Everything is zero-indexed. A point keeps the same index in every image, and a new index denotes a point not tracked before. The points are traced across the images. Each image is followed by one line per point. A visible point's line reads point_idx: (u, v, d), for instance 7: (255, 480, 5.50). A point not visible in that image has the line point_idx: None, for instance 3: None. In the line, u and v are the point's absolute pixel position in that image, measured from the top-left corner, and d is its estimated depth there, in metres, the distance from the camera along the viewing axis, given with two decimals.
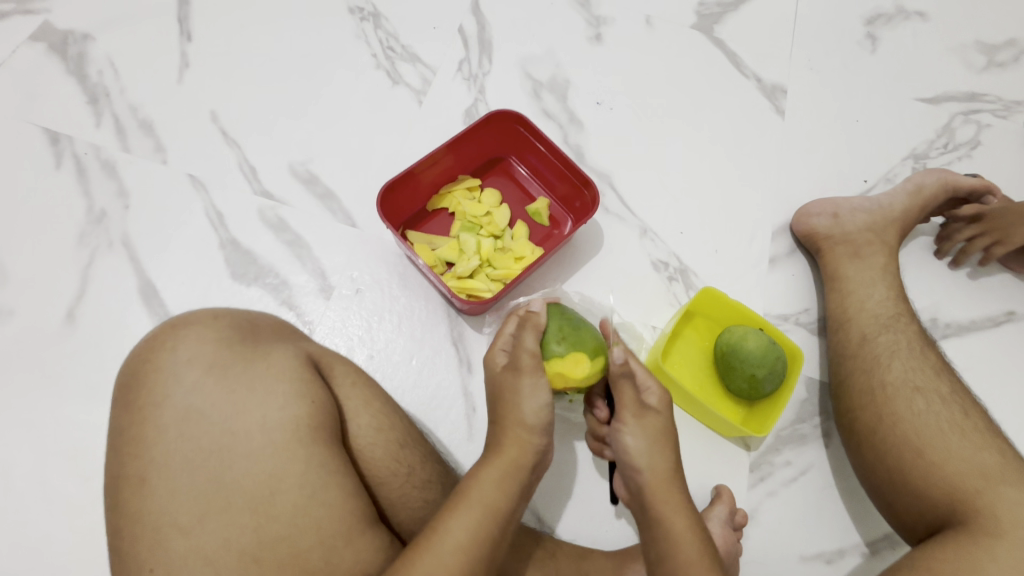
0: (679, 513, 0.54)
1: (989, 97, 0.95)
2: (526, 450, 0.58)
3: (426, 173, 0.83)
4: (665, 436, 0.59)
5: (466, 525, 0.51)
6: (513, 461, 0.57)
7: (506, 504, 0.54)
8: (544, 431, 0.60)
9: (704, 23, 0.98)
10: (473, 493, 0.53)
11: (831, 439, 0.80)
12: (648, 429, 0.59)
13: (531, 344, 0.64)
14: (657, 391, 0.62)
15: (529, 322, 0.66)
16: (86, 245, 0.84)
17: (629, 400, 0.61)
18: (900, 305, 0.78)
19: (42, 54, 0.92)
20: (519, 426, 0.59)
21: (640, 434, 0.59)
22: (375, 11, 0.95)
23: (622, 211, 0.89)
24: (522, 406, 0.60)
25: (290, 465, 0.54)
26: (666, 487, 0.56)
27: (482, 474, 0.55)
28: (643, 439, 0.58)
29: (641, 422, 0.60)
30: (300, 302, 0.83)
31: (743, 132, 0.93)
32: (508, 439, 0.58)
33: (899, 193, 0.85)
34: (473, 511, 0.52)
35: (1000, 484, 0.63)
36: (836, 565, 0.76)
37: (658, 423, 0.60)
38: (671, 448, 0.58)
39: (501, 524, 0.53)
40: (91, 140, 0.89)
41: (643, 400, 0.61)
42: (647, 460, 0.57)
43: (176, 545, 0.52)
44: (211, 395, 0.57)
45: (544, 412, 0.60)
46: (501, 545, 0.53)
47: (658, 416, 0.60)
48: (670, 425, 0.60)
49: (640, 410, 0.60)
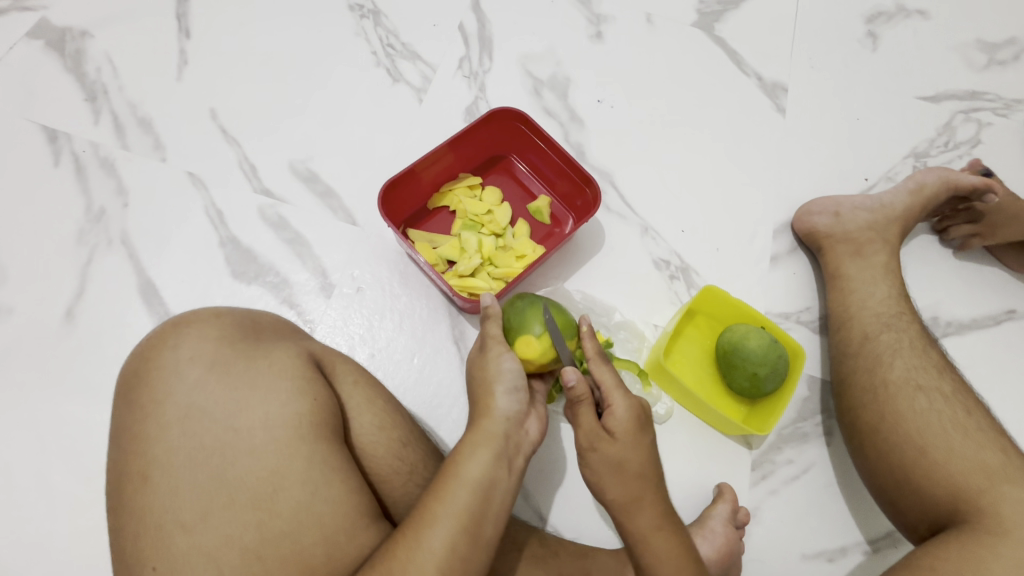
0: (653, 539, 0.55)
1: (990, 96, 0.95)
2: (500, 419, 0.58)
3: (426, 171, 0.83)
4: (626, 465, 0.57)
5: (448, 509, 0.51)
6: (490, 433, 0.57)
7: (488, 479, 0.53)
8: (518, 395, 0.62)
9: (705, 21, 0.97)
10: (454, 473, 0.53)
11: (833, 437, 0.80)
12: (609, 462, 0.58)
13: (495, 331, 0.66)
14: (617, 414, 0.58)
15: (487, 316, 0.66)
16: (85, 244, 0.84)
17: (588, 430, 0.59)
18: (902, 304, 0.78)
19: (39, 51, 0.92)
20: (491, 396, 0.60)
21: (603, 467, 0.58)
22: (375, 8, 0.95)
23: (624, 209, 0.88)
24: (492, 377, 0.62)
25: (293, 462, 0.54)
26: (638, 515, 0.55)
27: (463, 452, 0.55)
28: (604, 472, 0.58)
29: (601, 451, 0.58)
30: (301, 301, 0.82)
31: (744, 131, 0.93)
32: (486, 414, 0.59)
33: (900, 191, 0.85)
34: (455, 495, 0.52)
35: (1003, 483, 0.63)
36: (838, 563, 0.77)
37: (617, 454, 0.57)
38: (637, 474, 0.57)
39: (486, 501, 0.53)
40: (90, 138, 0.88)
41: (602, 426, 0.58)
42: (612, 493, 0.57)
43: (179, 543, 0.52)
44: (213, 392, 0.56)
45: (514, 376, 0.62)
46: (490, 520, 0.53)
47: (614, 444, 0.58)
48: (632, 451, 0.57)
49: (595, 439, 0.58)
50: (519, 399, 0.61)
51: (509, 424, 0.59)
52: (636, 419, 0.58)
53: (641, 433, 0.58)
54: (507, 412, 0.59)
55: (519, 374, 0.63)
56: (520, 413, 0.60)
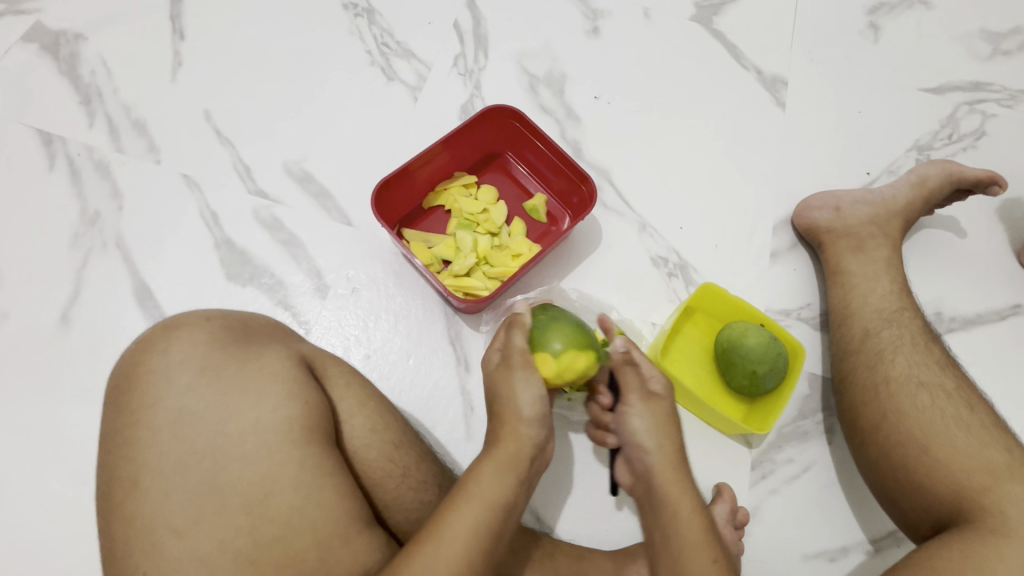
0: (681, 492, 0.55)
1: (995, 87, 0.93)
2: (528, 446, 0.58)
3: (421, 170, 0.82)
4: (671, 422, 0.61)
5: (467, 524, 0.50)
6: (517, 457, 0.56)
7: (508, 503, 0.53)
8: (543, 423, 0.61)
9: (703, 15, 0.96)
10: (473, 488, 0.53)
11: (834, 436, 0.79)
12: (655, 412, 0.61)
13: (520, 342, 0.63)
14: (662, 378, 0.63)
15: (518, 324, 0.66)
16: (80, 247, 0.84)
17: (632, 386, 0.63)
18: (904, 299, 0.77)
19: (34, 54, 0.92)
20: (518, 420, 0.59)
21: (647, 415, 0.61)
22: (369, 7, 0.94)
23: (621, 206, 0.88)
24: (519, 402, 0.60)
25: (285, 465, 0.54)
26: (675, 468, 0.57)
27: (486, 469, 0.55)
28: (651, 423, 0.60)
29: (649, 404, 0.62)
30: (295, 302, 0.82)
31: (742, 125, 0.92)
32: (514, 436, 0.58)
33: (902, 184, 0.83)
34: (473, 511, 0.51)
35: (1007, 482, 0.62)
36: (839, 563, 0.75)
37: (664, 407, 0.61)
38: (679, 434, 0.60)
39: (502, 517, 0.52)
40: (84, 140, 0.88)
41: (648, 386, 0.63)
42: (656, 442, 0.59)
43: (170, 547, 0.51)
44: (203, 396, 0.56)
45: (541, 406, 0.61)
46: (502, 539, 0.52)
47: (664, 400, 0.62)
48: (674, 414, 0.62)
49: (647, 394, 0.62)
50: (545, 427, 0.61)
51: (533, 451, 0.58)
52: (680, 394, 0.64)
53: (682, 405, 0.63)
54: (533, 440, 0.59)
55: (542, 401, 0.61)
56: (542, 441, 0.60)
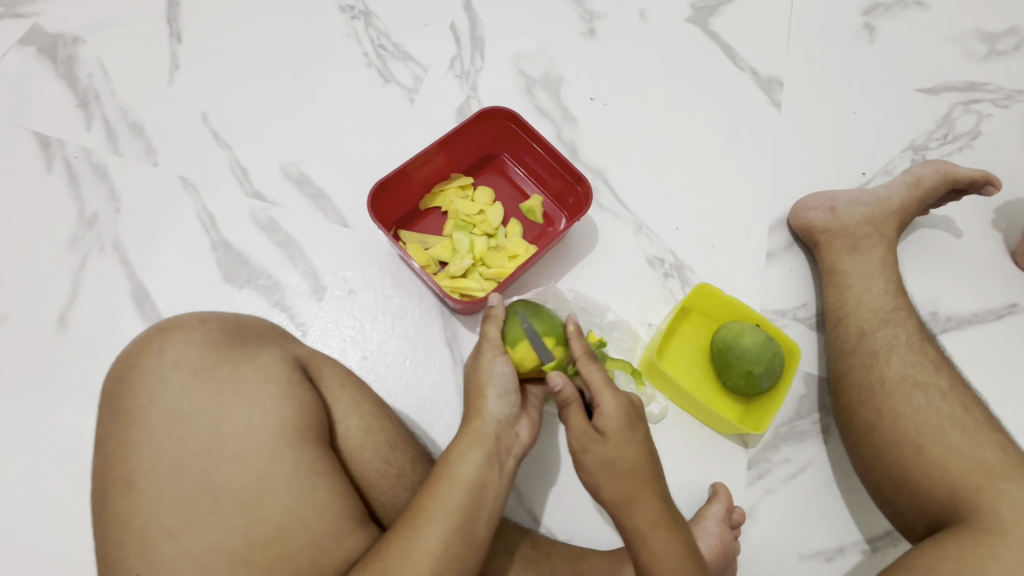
0: (640, 537, 0.54)
1: (990, 87, 0.93)
2: (491, 421, 0.59)
3: (418, 171, 0.83)
4: (616, 463, 0.57)
5: (441, 507, 0.51)
6: (482, 436, 0.57)
7: (480, 480, 0.54)
8: (511, 401, 0.61)
9: (699, 16, 0.97)
10: (447, 473, 0.54)
11: (831, 435, 0.79)
12: (599, 460, 0.58)
13: (493, 333, 0.65)
14: (607, 414, 0.58)
15: (489, 316, 0.66)
16: (78, 249, 0.84)
17: (579, 431, 0.59)
18: (899, 299, 0.77)
19: (32, 57, 0.92)
20: (482, 401, 0.60)
21: (592, 468, 0.58)
22: (366, 9, 0.95)
23: (617, 207, 0.88)
24: (482, 383, 0.61)
25: (278, 465, 0.54)
26: (630, 513, 0.55)
27: (456, 453, 0.56)
28: (597, 473, 0.58)
29: (593, 451, 0.59)
30: (292, 303, 0.82)
31: (738, 125, 0.92)
32: (477, 417, 0.59)
33: (897, 184, 0.84)
34: (448, 494, 0.52)
35: (1001, 481, 0.62)
36: (836, 562, 0.76)
37: (609, 451, 0.58)
38: (626, 472, 0.57)
39: (478, 500, 0.53)
40: (82, 143, 0.88)
41: (592, 427, 0.59)
42: (606, 492, 0.57)
43: (164, 548, 0.52)
44: (196, 397, 0.56)
45: (506, 380, 0.61)
46: (484, 519, 0.53)
47: (606, 443, 0.58)
48: (623, 448, 0.58)
49: (590, 438, 0.59)
50: (511, 403, 0.61)
51: (501, 427, 0.59)
52: (627, 415, 0.59)
53: (632, 430, 0.59)
54: (498, 415, 0.60)
55: (511, 379, 0.62)
56: (511, 417, 0.60)
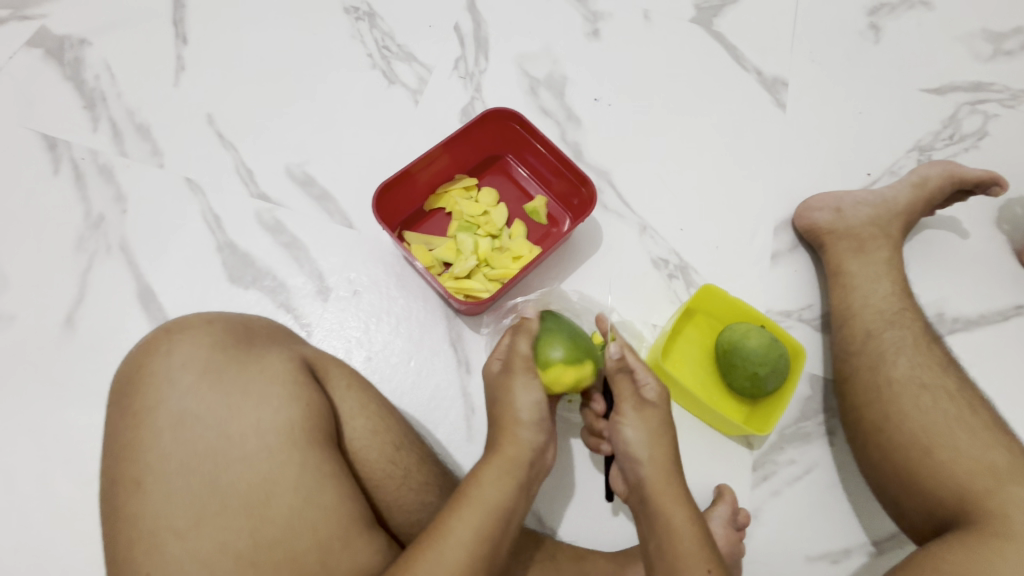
0: (677, 501, 0.55)
1: (996, 87, 0.93)
2: (525, 448, 0.58)
3: (422, 172, 0.83)
4: (660, 428, 0.60)
5: (464, 527, 0.51)
6: (515, 462, 0.57)
7: (506, 506, 0.53)
8: (543, 427, 0.61)
9: (704, 16, 0.96)
10: (475, 494, 0.53)
11: (836, 437, 0.79)
12: (645, 422, 0.60)
13: (525, 348, 0.64)
14: (655, 386, 0.62)
15: (523, 329, 0.66)
16: (84, 250, 0.84)
17: (624, 393, 0.62)
18: (905, 301, 0.77)
19: (39, 59, 0.92)
20: (516, 425, 0.59)
21: (637, 427, 0.60)
22: (371, 10, 0.95)
23: (621, 208, 0.88)
24: (517, 406, 0.60)
25: (287, 468, 0.54)
26: (668, 476, 0.57)
27: (485, 475, 0.55)
28: (640, 433, 0.59)
29: (640, 412, 0.61)
30: (297, 305, 0.82)
31: (743, 126, 0.92)
32: (511, 440, 0.58)
33: (902, 185, 0.83)
34: (473, 517, 0.52)
35: (1009, 483, 0.62)
36: (841, 564, 0.75)
37: (654, 419, 0.60)
38: (669, 439, 0.59)
39: (501, 525, 0.52)
40: (88, 145, 0.89)
41: (639, 394, 0.62)
42: (646, 451, 0.58)
43: (172, 549, 0.52)
44: (205, 399, 0.56)
45: (540, 409, 0.61)
46: (504, 547, 0.53)
47: (656, 408, 0.61)
48: (666, 422, 0.60)
49: (639, 402, 0.61)
50: (544, 431, 0.61)
51: (533, 454, 0.58)
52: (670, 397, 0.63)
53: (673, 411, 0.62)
54: (532, 443, 0.59)
55: (542, 406, 0.61)
56: (542, 444, 0.60)
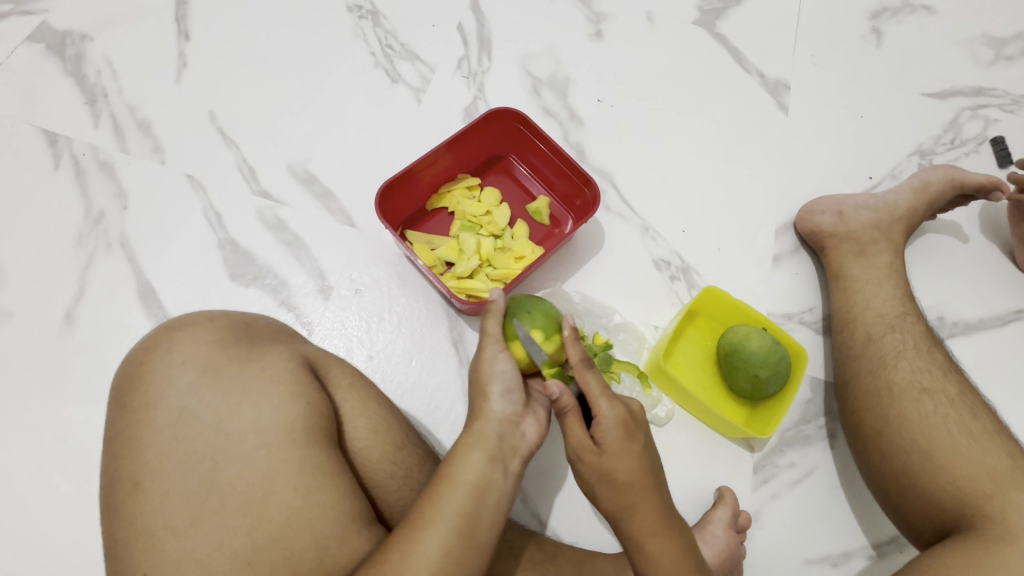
0: (653, 543, 0.54)
1: (997, 92, 0.93)
2: (494, 420, 0.59)
3: (425, 172, 0.83)
4: (616, 475, 0.56)
5: (443, 509, 0.51)
6: (484, 435, 0.57)
7: (482, 480, 0.53)
8: (513, 397, 0.61)
9: (707, 19, 0.96)
10: (450, 474, 0.53)
11: (836, 440, 0.79)
12: (599, 471, 0.57)
13: (493, 328, 0.65)
14: (606, 422, 0.57)
15: (489, 311, 0.66)
16: (84, 247, 0.84)
17: (577, 440, 0.58)
18: (907, 304, 0.77)
19: (40, 54, 0.92)
20: (486, 398, 0.60)
21: (593, 479, 0.57)
22: (374, 9, 0.95)
23: (624, 209, 0.88)
24: (487, 380, 0.61)
25: (285, 465, 0.54)
26: (639, 519, 0.55)
27: (458, 453, 0.55)
28: (599, 485, 0.57)
29: (593, 462, 0.57)
30: (298, 303, 0.82)
31: (745, 128, 0.92)
32: (479, 416, 0.59)
33: (904, 189, 0.83)
34: (449, 497, 0.52)
35: (1010, 488, 0.62)
36: (841, 568, 0.75)
37: (605, 464, 0.56)
38: (627, 481, 0.56)
39: (480, 502, 0.52)
40: (90, 141, 0.88)
41: (592, 437, 0.57)
42: (610, 502, 0.56)
43: (171, 548, 0.52)
44: (204, 395, 0.56)
45: (507, 379, 0.62)
46: (489, 529, 0.52)
47: (607, 453, 0.56)
48: (619, 459, 0.56)
49: (590, 450, 0.57)
50: (514, 401, 0.61)
51: (504, 426, 0.59)
52: (624, 426, 0.57)
53: (630, 440, 0.57)
54: (501, 414, 0.59)
55: (511, 375, 0.62)
56: (514, 415, 0.60)
